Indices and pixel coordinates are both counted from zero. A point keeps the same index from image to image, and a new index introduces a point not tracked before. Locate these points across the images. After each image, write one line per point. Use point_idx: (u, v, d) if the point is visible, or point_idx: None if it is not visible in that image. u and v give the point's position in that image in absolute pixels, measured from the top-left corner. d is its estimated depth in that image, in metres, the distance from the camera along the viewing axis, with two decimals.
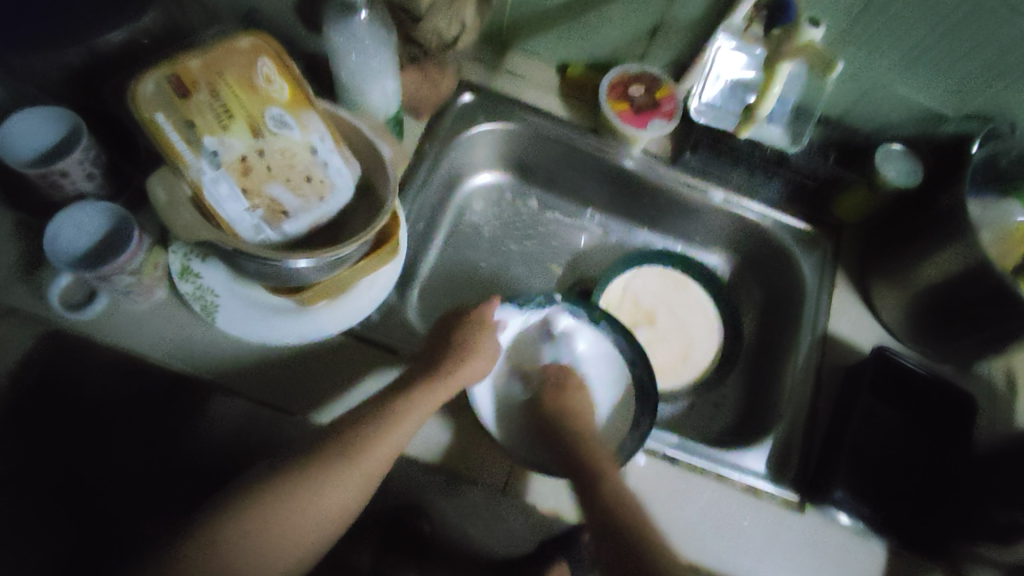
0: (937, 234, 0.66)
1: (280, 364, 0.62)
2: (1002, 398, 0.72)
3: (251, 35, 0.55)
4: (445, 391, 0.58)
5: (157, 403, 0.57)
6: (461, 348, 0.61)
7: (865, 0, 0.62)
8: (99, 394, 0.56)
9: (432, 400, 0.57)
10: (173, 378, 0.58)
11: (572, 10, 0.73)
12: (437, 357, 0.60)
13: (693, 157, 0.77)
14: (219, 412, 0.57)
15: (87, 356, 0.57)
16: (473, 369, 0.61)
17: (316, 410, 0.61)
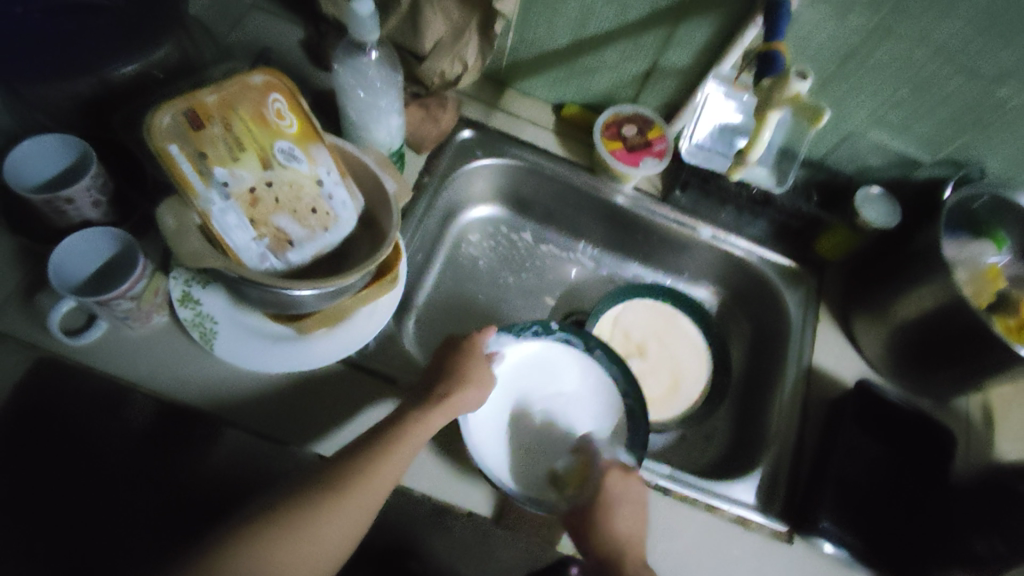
0: (914, 273, 0.69)
1: (274, 392, 0.62)
2: (978, 431, 0.74)
3: (264, 73, 0.57)
4: (440, 420, 0.58)
5: (154, 431, 0.57)
6: (456, 377, 0.62)
7: (842, 56, 0.67)
8: (97, 422, 0.56)
9: (427, 429, 0.57)
10: (167, 407, 0.58)
11: (570, 54, 0.77)
12: (433, 386, 0.61)
13: (682, 194, 0.80)
14: (217, 443, 0.57)
15: (82, 383, 0.57)
16: (472, 399, 0.61)
17: (315, 441, 0.61)
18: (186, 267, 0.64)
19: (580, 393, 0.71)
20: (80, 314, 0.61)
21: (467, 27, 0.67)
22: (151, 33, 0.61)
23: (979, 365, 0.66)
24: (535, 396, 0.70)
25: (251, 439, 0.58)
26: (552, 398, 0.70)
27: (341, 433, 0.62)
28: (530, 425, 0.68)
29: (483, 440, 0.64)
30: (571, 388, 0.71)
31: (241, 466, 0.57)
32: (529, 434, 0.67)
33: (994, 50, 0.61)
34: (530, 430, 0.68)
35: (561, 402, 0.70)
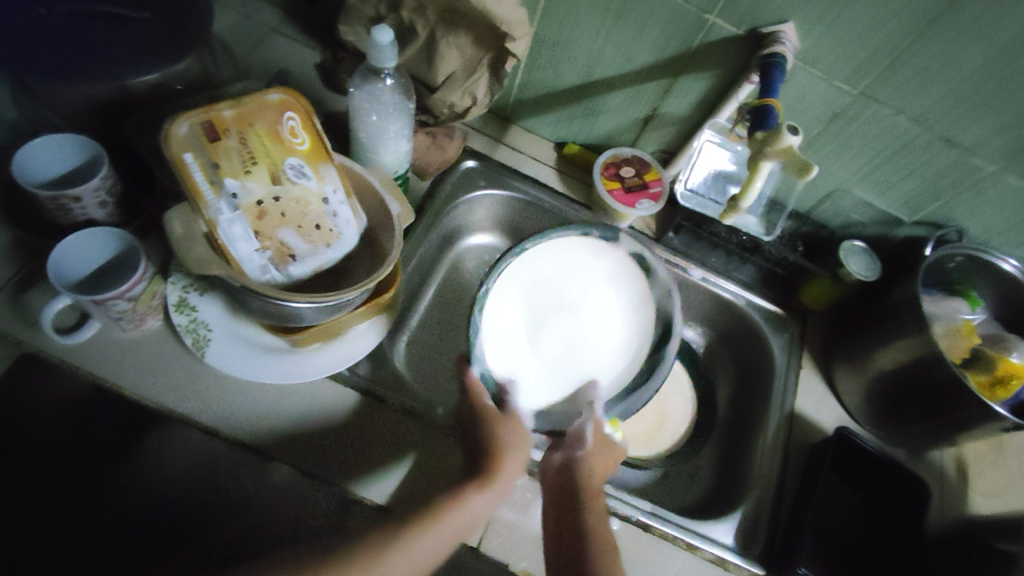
0: (891, 324, 0.72)
1: (263, 407, 0.61)
2: (951, 484, 0.76)
3: (282, 91, 0.59)
4: (482, 506, 0.54)
5: (133, 436, 0.57)
6: (497, 446, 0.57)
7: (830, 115, 0.70)
8: (76, 422, 0.57)
9: (465, 517, 0.53)
10: (145, 412, 0.58)
11: (574, 95, 0.81)
12: (479, 462, 0.57)
13: (676, 237, 0.84)
14: (195, 454, 0.57)
15: (63, 381, 0.58)
16: (514, 467, 0.57)
17: (358, 481, 0.60)
18: (185, 273, 0.65)
19: (580, 269, 0.79)
20: (73, 310, 0.61)
21: (479, 63, 0.70)
22: (173, 45, 0.63)
23: (953, 420, 0.68)
24: (540, 303, 0.78)
25: (229, 451, 0.58)
26: (559, 291, 0.79)
27: (389, 480, 0.61)
28: (555, 324, 0.78)
29: (531, 393, 0.73)
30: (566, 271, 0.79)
31: (216, 478, 0.57)
32: (563, 327, 0.78)
33: (970, 120, 0.65)
34: (560, 324, 0.78)
35: (565, 289, 0.79)
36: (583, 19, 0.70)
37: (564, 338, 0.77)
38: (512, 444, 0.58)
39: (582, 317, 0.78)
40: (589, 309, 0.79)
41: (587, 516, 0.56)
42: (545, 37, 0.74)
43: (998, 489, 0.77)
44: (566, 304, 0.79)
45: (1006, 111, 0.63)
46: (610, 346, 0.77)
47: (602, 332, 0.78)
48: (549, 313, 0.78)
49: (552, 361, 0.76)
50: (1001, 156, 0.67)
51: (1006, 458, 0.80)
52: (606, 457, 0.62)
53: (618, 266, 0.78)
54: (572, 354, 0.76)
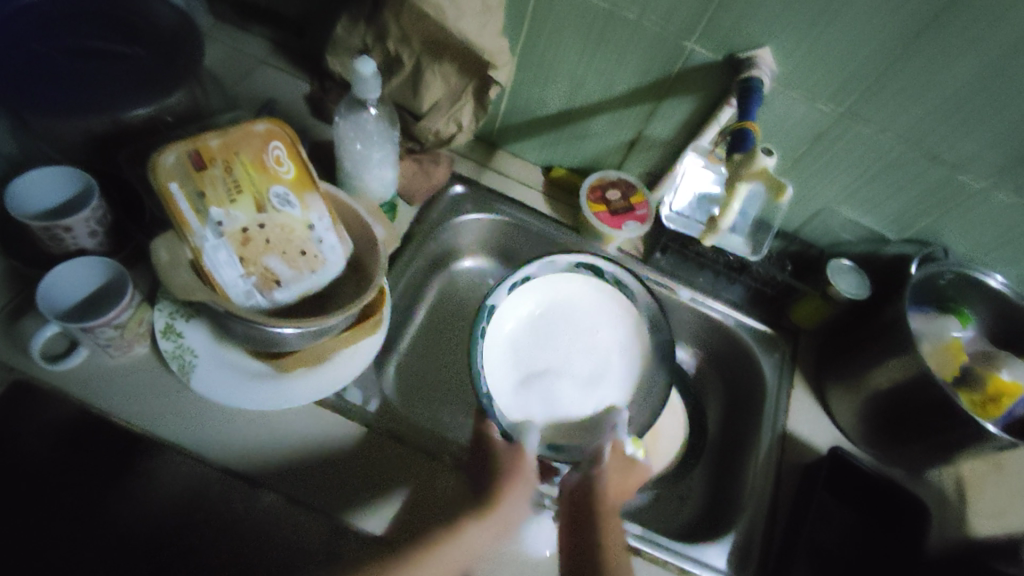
0: (885, 343, 0.71)
1: (252, 435, 0.62)
2: (951, 504, 0.75)
3: (267, 121, 0.60)
4: (479, 537, 0.55)
5: (123, 463, 0.57)
6: (507, 474, 0.59)
7: (813, 136, 0.71)
8: (66, 447, 0.57)
9: (462, 546, 0.54)
10: (132, 440, 0.58)
11: (560, 121, 0.82)
12: (482, 491, 0.59)
13: (663, 257, 0.85)
14: (187, 479, 0.58)
15: (49, 409, 0.58)
16: (518, 497, 0.58)
17: (354, 512, 0.60)
18: (172, 300, 0.65)
19: (557, 310, 0.80)
20: (63, 338, 0.62)
21: (464, 91, 0.72)
22: (165, 81, 0.65)
23: (946, 439, 0.67)
24: (529, 359, 0.77)
25: (222, 476, 0.59)
26: (549, 333, 0.79)
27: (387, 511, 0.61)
28: (555, 363, 0.78)
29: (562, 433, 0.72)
30: (536, 314, 0.80)
31: (208, 502, 0.57)
32: (563, 359, 0.78)
33: (955, 137, 0.65)
34: (559, 351, 0.78)
35: (543, 332, 0.79)
36: (567, 46, 0.72)
37: (572, 369, 0.78)
38: (524, 474, 0.60)
39: (576, 339, 0.80)
40: (576, 327, 0.80)
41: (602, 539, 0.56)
42: (529, 64, 0.76)
43: (1001, 508, 0.75)
44: (552, 342, 0.79)
45: (988, 129, 0.63)
46: (616, 344, 0.80)
47: (598, 344, 0.79)
48: (542, 362, 0.77)
49: (581, 391, 0.76)
50: (990, 172, 0.67)
51: (1006, 477, 0.78)
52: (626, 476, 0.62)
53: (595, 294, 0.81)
54: (587, 374, 0.78)
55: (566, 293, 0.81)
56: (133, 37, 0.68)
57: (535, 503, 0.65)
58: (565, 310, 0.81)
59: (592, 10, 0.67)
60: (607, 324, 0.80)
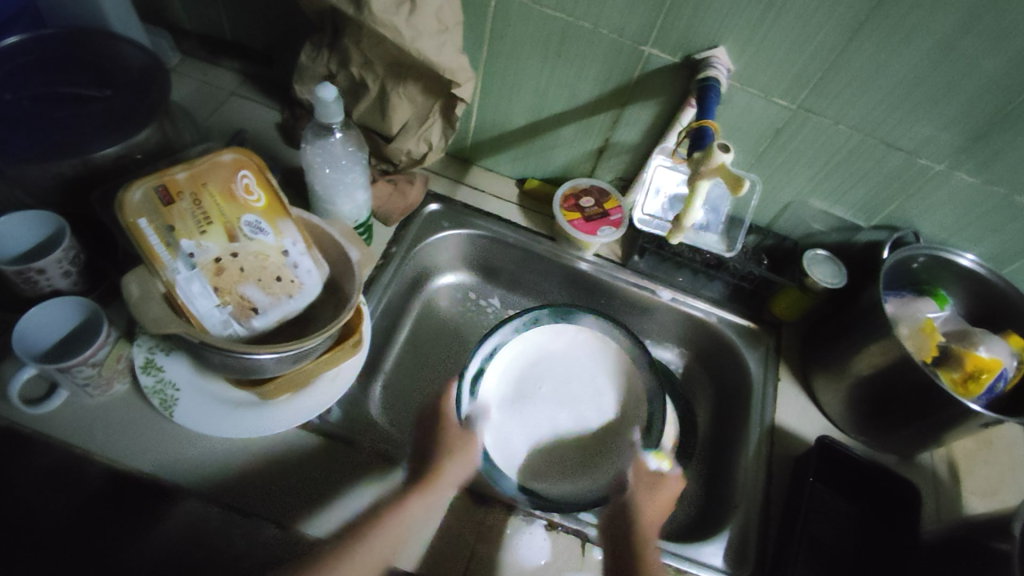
0: (865, 328, 0.71)
1: (241, 463, 0.62)
2: (945, 486, 0.75)
3: (235, 150, 0.61)
4: (421, 507, 0.58)
5: (127, 504, 0.58)
6: (441, 452, 0.63)
7: (773, 132, 0.73)
8: (70, 499, 0.57)
9: (406, 520, 0.57)
10: (127, 481, 0.59)
11: (528, 133, 0.84)
12: (420, 471, 0.62)
13: (641, 260, 0.85)
14: (190, 520, 0.58)
15: (39, 455, 0.58)
16: (455, 471, 0.61)
17: (309, 517, 0.60)
18: (150, 335, 0.66)
19: (524, 368, 0.79)
20: (42, 381, 0.62)
21: (430, 111, 0.73)
22: (134, 119, 0.66)
23: (933, 420, 0.67)
24: (528, 436, 0.74)
25: (221, 512, 0.58)
26: (527, 390, 0.77)
27: (345, 508, 0.61)
28: (544, 419, 0.76)
29: (592, 468, 0.73)
30: (503, 401, 0.75)
31: (208, 539, 0.57)
32: (550, 412, 0.76)
33: (909, 123, 0.67)
34: (543, 405, 0.77)
35: (523, 404, 0.76)
36: (528, 60, 0.73)
37: (568, 402, 0.78)
38: (457, 449, 0.64)
39: (553, 385, 0.78)
40: (546, 368, 0.79)
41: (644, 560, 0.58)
42: (492, 79, 0.77)
43: (994, 486, 0.76)
44: (534, 403, 0.76)
45: (942, 112, 0.64)
46: (589, 357, 0.81)
47: (576, 382, 0.79)
48: (543, 420, 0.76)
49: (597, 409, 0.77)
50: (946, 154, 0.68)
51: (996, 455, 0.79)
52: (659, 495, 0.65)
53: (552, 337, 0.81)
54: (584, 395, 0.78)
55: (512, 362, 0.78)
56: (103, 79, 0.69)
57: (525, 513, 0.65)
58: (524, 369, 0.78)
59: (550, 24, 0.68)
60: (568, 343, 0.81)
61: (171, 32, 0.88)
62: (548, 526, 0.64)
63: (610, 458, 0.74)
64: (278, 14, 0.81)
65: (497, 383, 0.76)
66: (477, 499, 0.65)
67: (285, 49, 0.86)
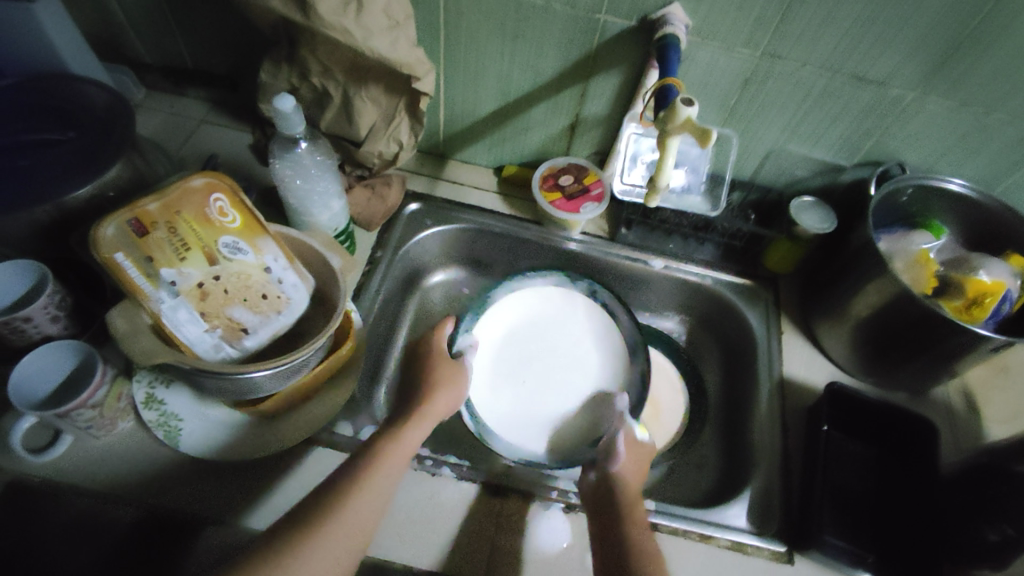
0: (860, 268, 0.70)
1: (259, 487, 0.61)
2: (961, 417, 0.74)
3: (204, 174, 0.59)
4: (418, 434, 0.60)
5: (150, 545, 0.57)
6: (428, 384, 0.66)
7: (741, 84, 0.72)
8: (98, 549, 0.56)
9: (409, 444, 0.59)
10: (148, 521, 0.58)
11: (498, 119, 0.83)
12: (410, 401, 0.64)
13: (629, 232, 0.85)
14: (219, 552, 0.57)
15: (56, 510, 0.58)
16: (441, 399, 0.65)
17: (246, 513, 0.59)
18: (149, 369, 0.66)
19: (503, 344, 0.81)
20: (45, 430, 0.62)
21: (396, 110, 0.72)
22: (101, 157, 0.66)
23: (941, 351, 0.66)
24: (536, 397, 0.78)
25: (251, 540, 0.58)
26: (517, 360, 0.80)
27: (278, 501, 0.61)
28: (543, 379, 0.80)
29: (591, 422, 0.76)
30: (500, 379, 0.78)
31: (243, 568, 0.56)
32: (547, 372, 0.80)
33: (875, 55, 0.66)
34: (538, 366, 0.80)
35: (519, 375, 0.79)
36: (486, 46, 0.73)
37: (558, 371, 0.80)
38: (444, 380, 0.67)
39: (538, 347, 0.82)
40: (518, 363, 0.80)
41: (635, 534, 0.56)
42: (453, 71, 0.77)
43: (1012, 411, 0.75)
44: (529, 369, 0.80)
45: (908, 37, 0.63)
46: (560, 311, 0.83)
47: (556, 341, 0.82)
48: (545, 389, 0.79)
49: (585, 348, 0.82)
50: (916, 83, 0.67)
51: (1011, 380, 0.78)
52: (639, 459, 0.67)
53: (513, 305, 0.82)
54: (570, 352, 0.82)
55: (492, 388, 0.77)
56: (68, 122, 0.70)
57: (542, 498, 0.64)
58: (504, 383, 0.78)
59: (501, 6, 0.68)
60: (511, 330, 0.82)
61: (133, 68, 0.89)
62: (566, 508, 0.64)
63: (602, 412, 0.77)
64: (234, 35, 0.81)
65: (494, 404, 0.76)
66: (493, 491, 0.64)
67: (247, 69, 0.86)
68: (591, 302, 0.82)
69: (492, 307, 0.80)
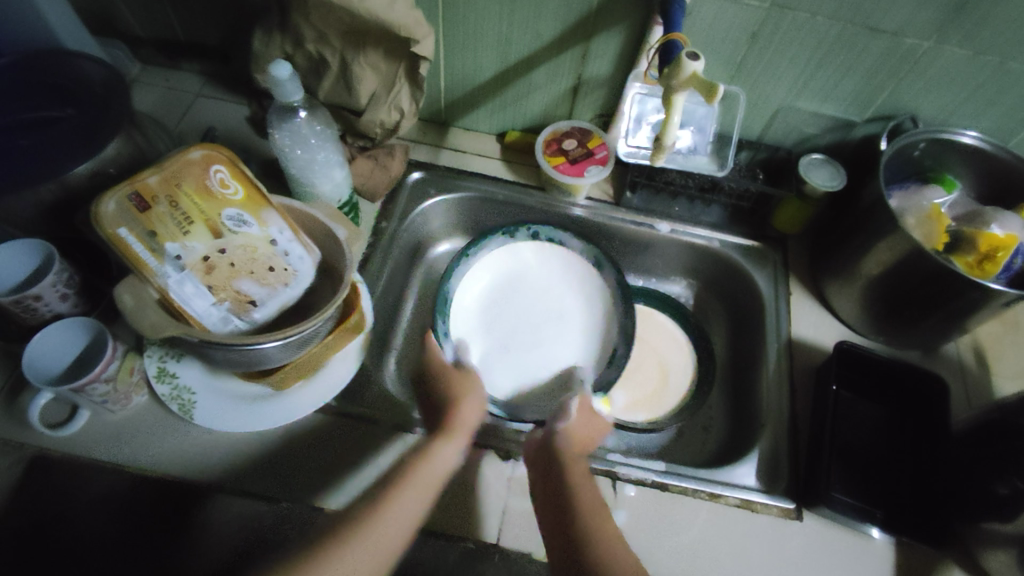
0: (870, 227, 0.69)
1: (275, 456, 0.63)
2: (973, 373, 0.74)
3: (203, 146, 0.59)
4: (449, 452, 0.58)
5: (166, 515, 0.58)
6: (451, 400, 0.63)
7: (749, 38, 0.69)
8: (118, 518, 0.57)
9: (437, 464, 0.56)
10: (164, 492, 0.59)
11: (499, 84, 0.81)
12: (437, 422, 0.62)
13: (634, 196, 0.84)
14: (238, 519, 0.58)
15: (70, 488, 0.58)
16: (469, 412, 0.62)
17: (323, 494, 0.61)
18: (159, 344, 0.66)
19: (482, 308, 0.81)
20: (64, 405, 0.63)
21: (395, 76, 0.71)
22: (100, 133, 0.65)
23: (954, 307, 0.65)
24: (527, 340, 0.80)
25: (271, 508, 0.59)
26: (501, 315, 0.82)
27: (352, 485, 0.62)
28: (528, 324, 0.81)
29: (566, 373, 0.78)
30: (490, 331, 0.80)
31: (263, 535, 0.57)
32: (531, 319, 0.82)
33: (888, 4, 0.63)
34: (521, 315, 0.82)
35: (507, 325, 0.81)
36: (484, 8, 0.71)
37: (544, 327, 0.82)
38: (466, 390, 0.64)
39: (518, 303, 0.83)
40: (502, 318, 0.81)
41: (588, 541, 0.51)
42: (451, 35, 0.75)
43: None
44: (514, 319, 0.82)
45: None
46: (530, 262, 0.83)
47: (531, 293, 0.83)
48: (532, 333, 0.81)
49: (565, 291, 0.83)
50: (931, 32, 0.65)
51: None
52: (589, 425, 0.64)
53: (480, 273, 0.82)
54: (545, 298, 0.83)
55: (482, 341, 0.79)
56: (66, 99, 0.69)
57: None
58: (492, 334, 0.80)
59: None
60: (482, 299, 0.82)
61: (126, 41, 0.87)
62: None
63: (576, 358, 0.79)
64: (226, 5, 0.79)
65: (488, 355, 0.79)
66: (501, 455, 0.66)
67: (240, 40, 0.84)
68: (548, 245, 0.82)
69: (462, 283, 0.79)
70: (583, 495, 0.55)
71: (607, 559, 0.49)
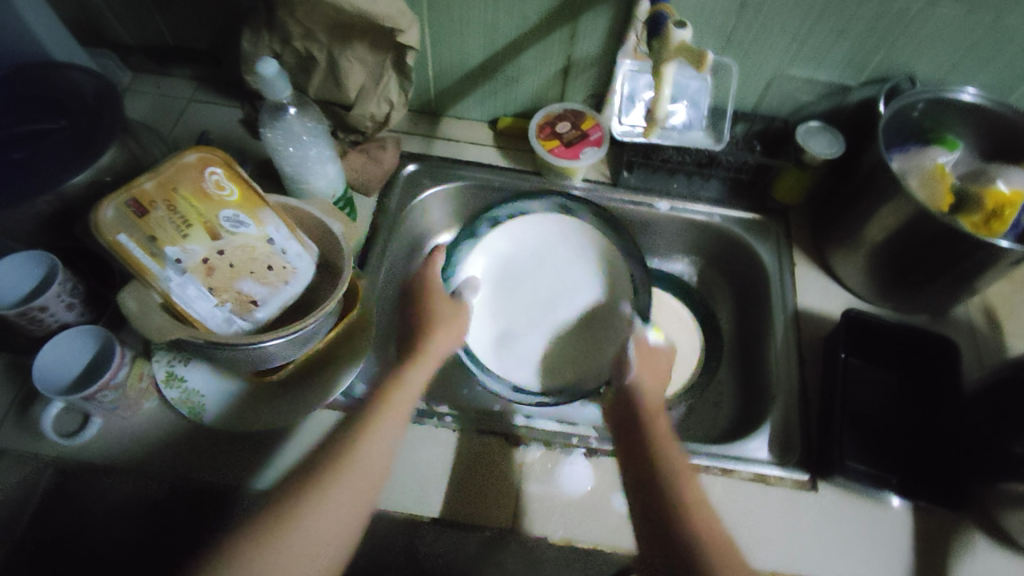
0: (871, 192, 0.68)
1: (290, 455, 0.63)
2: (984, 333, 0.73)
3: (197, 149, 0.58)
4: (420, 376, 0.60)
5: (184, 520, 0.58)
6: (425, 330, 0.64)
7: (737, 8, 0.68)
8: (138, 526, 0.58)
9: (408, 388, 0.58)
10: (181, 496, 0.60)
11: (488, 70, 0.81)
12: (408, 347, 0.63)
13: (631, 175, 0.83)
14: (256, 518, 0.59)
15: (91, 499, 0.59)
16: (442, 344, 0.64)
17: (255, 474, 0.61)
18: (166, 349, 0.66)
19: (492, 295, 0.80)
20: (75, 415, 0.63)
21: (383, 67, 0.71)
22: (94, 141, 0.66)
23: (961, 268, 0.64)
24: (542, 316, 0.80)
25: None
26: (513, 296, 0.81)
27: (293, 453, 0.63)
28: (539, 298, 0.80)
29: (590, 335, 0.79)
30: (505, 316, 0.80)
31: None
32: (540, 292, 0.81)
33: None
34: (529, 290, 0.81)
35: (520, 306, 0.80)
36: None
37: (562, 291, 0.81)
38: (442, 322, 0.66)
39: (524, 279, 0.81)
40: (512, 298, 0.80)
41: (658, 458, 0.55)
42: (437, 23, 0.74)
43: None
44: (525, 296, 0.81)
45: None
46: (515, 233, 0.81)
47: (530, 266, 0.82)
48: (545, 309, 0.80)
49: (561, 249, 0.82)
50: None
51: None
52: (654, 366, 0.67)
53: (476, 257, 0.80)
54: (542, 267, 0.82)
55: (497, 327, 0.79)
56: (58, 110, 0.69)
57: (563, 445, 0.66)
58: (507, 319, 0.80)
59: None
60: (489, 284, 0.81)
61: (115, 51, 0.87)
62: (587, 454, 0.65)
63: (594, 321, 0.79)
64: (211, 7, 0.79)
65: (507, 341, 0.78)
66: (509, 439, 0.66)
67: (229, 42, 0.84)
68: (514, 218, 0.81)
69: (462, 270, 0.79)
70: (658, 441, 0.57)
71: (674, 474, 0.54)
